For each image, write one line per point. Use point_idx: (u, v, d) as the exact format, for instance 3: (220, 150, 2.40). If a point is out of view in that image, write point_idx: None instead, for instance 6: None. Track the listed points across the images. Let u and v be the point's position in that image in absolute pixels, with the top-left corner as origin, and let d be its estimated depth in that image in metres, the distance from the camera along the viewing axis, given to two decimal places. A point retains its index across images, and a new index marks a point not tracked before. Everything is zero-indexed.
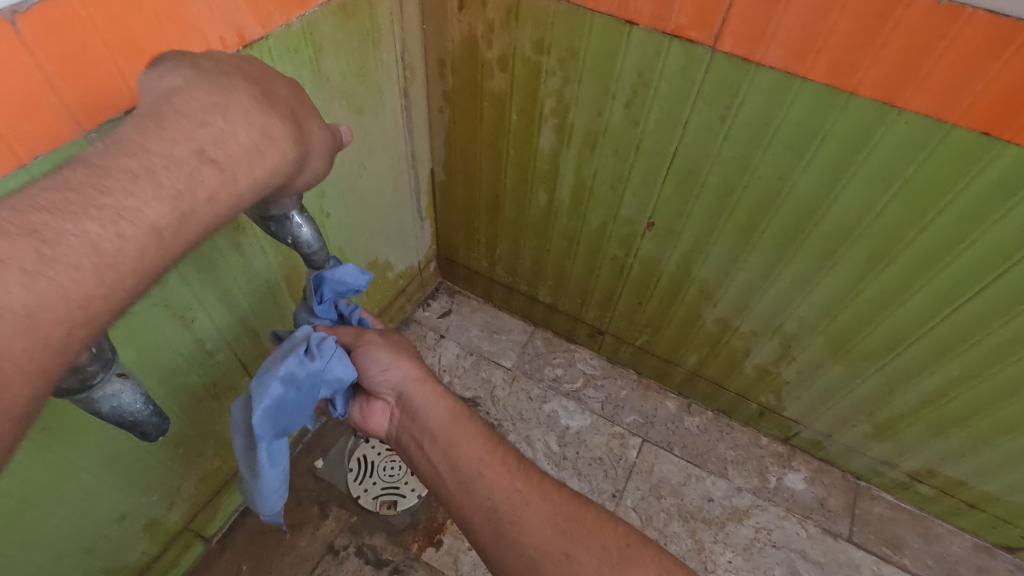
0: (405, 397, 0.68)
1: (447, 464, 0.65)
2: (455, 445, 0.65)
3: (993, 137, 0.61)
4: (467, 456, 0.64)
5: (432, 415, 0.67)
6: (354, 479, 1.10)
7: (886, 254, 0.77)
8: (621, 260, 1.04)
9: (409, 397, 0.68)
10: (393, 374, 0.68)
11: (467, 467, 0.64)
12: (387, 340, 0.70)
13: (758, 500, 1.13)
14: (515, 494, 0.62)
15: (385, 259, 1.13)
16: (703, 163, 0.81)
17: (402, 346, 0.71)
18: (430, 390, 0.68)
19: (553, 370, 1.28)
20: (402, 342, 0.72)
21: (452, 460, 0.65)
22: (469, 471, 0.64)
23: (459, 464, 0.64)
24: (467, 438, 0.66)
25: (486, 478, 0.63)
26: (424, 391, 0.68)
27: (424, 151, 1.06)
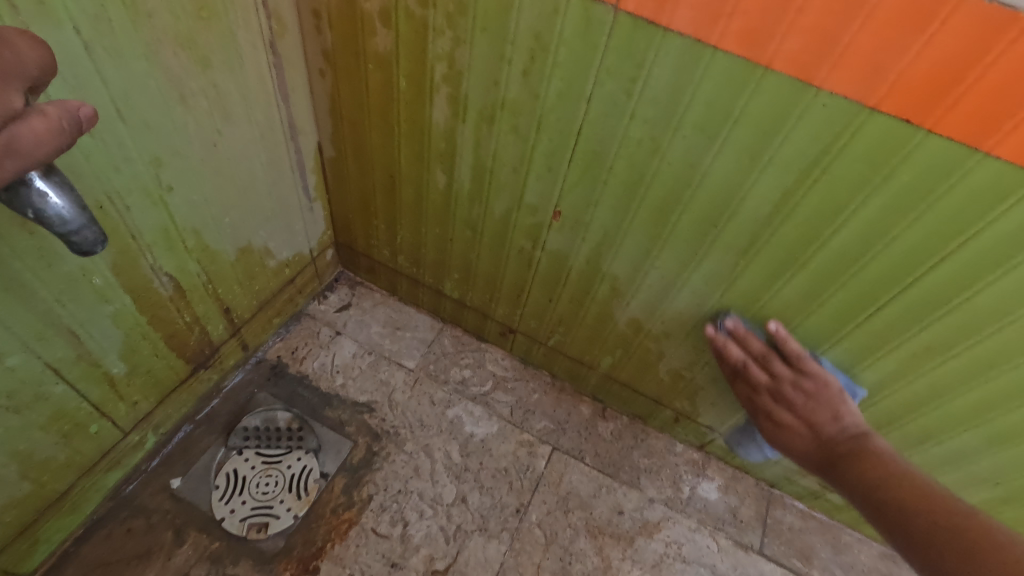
0: (823, 430, 0.78)
1: (845, 479, 0.73)
2: (860, 458, 0.74)
3: (914, 126, 0.54)
4: (883, 447, 0.74)
5: (833, 447, 0.77)
6: (220, 498, 0.96)
7: (800, 254, 0.70)
8: (528, 252, 0.94)
9: (803, 444, 0.80)
10: (838, 398, 0.77)
11: (870, 474, 0.71)
12: (809, 386, 0.78)
13: (670, 512, 1.07)
14: (882, 445, 0.74)
15: (262, 245, 0.98)
16: (610, 145, 0.71)
17: (806, 376, 0.78)
18: (851, 402, 0.77)
19: (460, 372, 1.17)
20: (810, 377, 0.78)
21: (863, 470, 0.72)
22: (835, 479, 0.75)
23: (882, 504, 0.68)
24: (883, 448, 0.74)
25: (924, 482, 0.68)
26: (843, 404, 0.77)
27: (307, 121, 0.92)
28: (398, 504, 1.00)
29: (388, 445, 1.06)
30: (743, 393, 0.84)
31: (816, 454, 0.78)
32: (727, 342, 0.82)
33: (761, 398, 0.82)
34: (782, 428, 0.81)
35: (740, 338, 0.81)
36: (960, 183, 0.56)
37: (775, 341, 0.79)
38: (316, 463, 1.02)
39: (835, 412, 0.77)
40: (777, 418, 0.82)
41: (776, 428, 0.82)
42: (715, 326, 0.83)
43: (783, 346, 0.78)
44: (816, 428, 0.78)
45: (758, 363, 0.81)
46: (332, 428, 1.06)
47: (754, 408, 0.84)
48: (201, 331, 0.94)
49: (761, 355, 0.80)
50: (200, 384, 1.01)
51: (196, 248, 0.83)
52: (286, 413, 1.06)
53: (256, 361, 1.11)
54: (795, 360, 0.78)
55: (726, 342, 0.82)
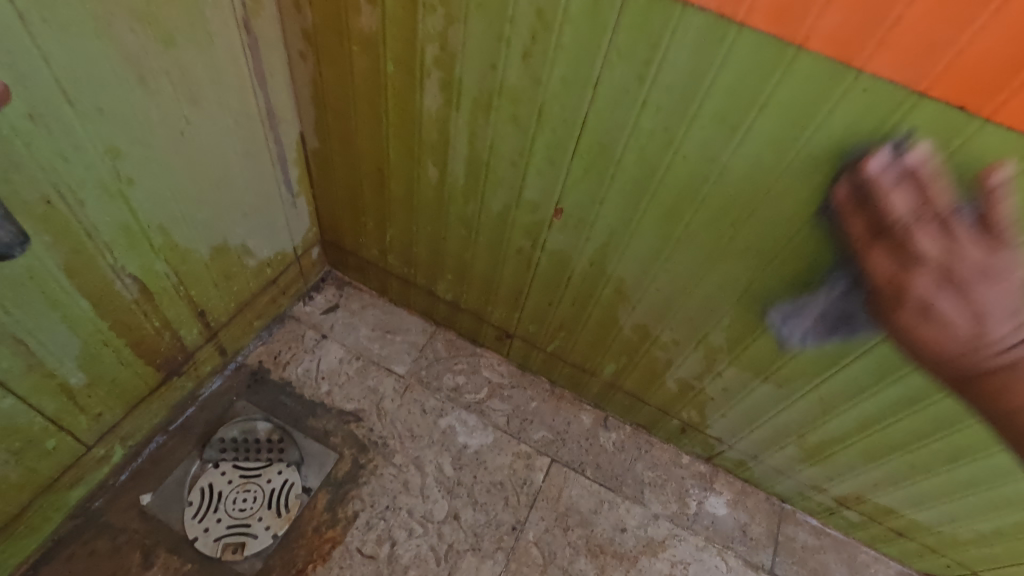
0: (977, 350, 0.50)
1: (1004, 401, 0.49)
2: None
3: (969, 114, 0.48)
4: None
5: (984, 353, 0.50)
6: (193, 515, 0.89)
7: (828, 259, 0.64)
8: (527, 253, 0.87)
9: (955, 343, 0.52)
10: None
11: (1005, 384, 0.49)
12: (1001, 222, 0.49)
13: (676, 529, 1.00)
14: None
15: (240, 243, 0.90)
16: (618, 137, 0.64)
17: (995, 259, 0.48)
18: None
19: (454, 378, 1.10)
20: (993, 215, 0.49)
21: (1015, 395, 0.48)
22: (1005, 411, 0.49)
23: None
24: None
25: None
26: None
27: (287, 109, 0.84)
28: (385, 522, 0.94)
29: (377, 458, 0.99)
30: (880, 276, 0.56)
31: (965, 360, 0.51)
32: (892, 187, 0.52)
33: (918, 278, 0.52)
34: (934, 319, 0.53)
35: (901, 188, 0.52)
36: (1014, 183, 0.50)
37: (913, 182, 0.52)
38: (299, 478, 0.95)
39: (1019, 306, 0.48)
40: (932, 310, 0.52)
41: (920, 334, 0.55)
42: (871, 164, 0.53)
43: (981, 205, 0.50)
44: (982, 318, 0.50)
45: (930, 224, 0.51)
46: (316, 439, 0.99)
47: (882, 290, 0.57)
48: (172, 337, 0.87)
49: (922, 203, 0.51)
50: (173, 392, 0.94)
51: (164, 248, 0.76)
52: (266, 423, 0.99)
53: (235, 367, 1.04)
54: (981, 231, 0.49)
55: (889, 189, 0.52)
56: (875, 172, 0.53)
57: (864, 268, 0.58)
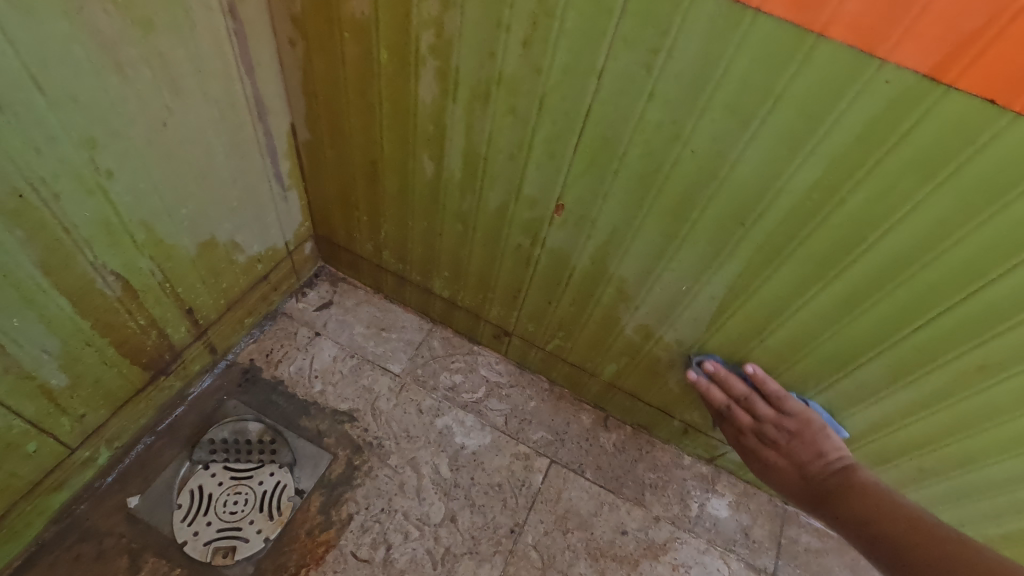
0: (809, 465, 0.79)
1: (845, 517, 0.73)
2: (852, 495, 0.74)
3: (999, 108, 0.44)
4: (871, 479, 0.75)
5: (816, 465, 0.79)
6: (182, 518, 0.87)
7: (842, 258, 0.61)
8: (526, 250, 0.84)
9: (793, 480, 0.81)
10: (822, 439, 0.78)
11: (851, 520, 0.72)
12: (791, 425, 0.78)
13: (677, 531, 0.98)
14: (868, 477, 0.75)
15: (228, 238, 0.87)
16: (623, 130, 0.61)
17: (783, 418, 0.79)
18: (836, 441, 0.78)
19: (450, 377, 1.08)
20: (791, 417, 0.78)
21: (860, 505, 0.72)
22: (856, 522, 0.71)
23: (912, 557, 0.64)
24: (870, 480, 0.75)
25: (923, 515, 0.68)
26: (826, 443, 0.78)
27: (276, 100, 0.81)
28: (380, 525, 0.91)
29: (371, 459, 0.97)
30: (729, 433, 0.85)
31: (800, 502, 0.80)
32: (725, 379, 0.80)
33: (767, 453, 0.82)
34: (766, 469, 0.83)
35: (732, 378, 0.80)
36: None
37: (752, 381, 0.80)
38: (291, 479, 0.92)
39: (825, 450, 0.78)
40: (767, 465, 0.82)
41: (762, 433, 0.82)
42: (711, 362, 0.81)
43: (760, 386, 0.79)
44: (802, 468, 0.80)
45: (740, 407, 0.82)
46: (309, 440, 0.97)
47: (738, 446, 0.85)
48: (159, 335, 0.84)
49: (750, 396, 0.80)
50: (162, 392, 0.91)
51: (147, 243, 0.73)
52: (257, 423, 0.96)
53: (226, 365, 1.02)
54: (772, 401, 0.79)
55: (730, 379, 0.80)
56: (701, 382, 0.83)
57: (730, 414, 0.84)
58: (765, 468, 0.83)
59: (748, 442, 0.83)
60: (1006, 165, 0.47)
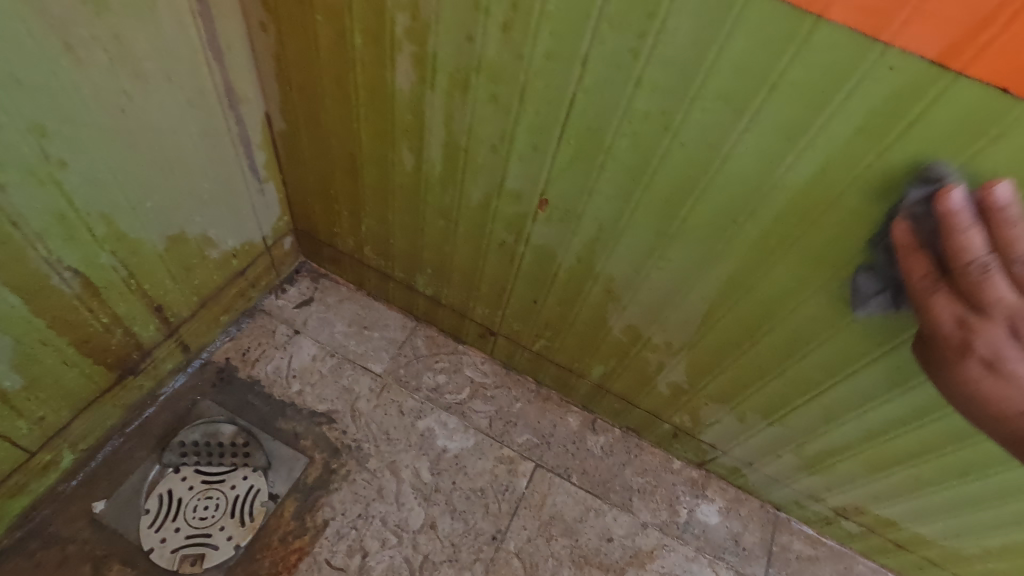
0: None
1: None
2: None
3: (1012, 97, 0.41)
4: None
5: None
6: (149, 524, 0.83)
7: (838, 258, 0.58)
8: (510, 246, 0.80)
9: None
10: None
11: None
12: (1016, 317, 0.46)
13: (665, 538, 0.96)
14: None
15: (200, 232, 0.83)
16: (609, 121, 0.58)
17: None
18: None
19: (434, 377, 1.04)
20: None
21: None
22: None
23: None
24: None
25: None
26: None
27: (249, 86, 0.77)
28: (357, 531, 0.88)
29: (349, 463, 0.93)
30: (940, 314, 0.49)
31: (1012, 421, 0.49)
32: (967, 227, 0.45)
33: (978, 338, 0.47)
34: (998, 375, 0.48)
35: (976, 230, 0.45)
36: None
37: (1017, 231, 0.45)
38: (265, 484, 0.89)
39: None
40: (999, 364, 0.47)
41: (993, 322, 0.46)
42: (943, 204, 0.46)
43: None
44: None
45: (998, 278, 0.45)
46: (285, 443, 0.93)
47: (940, 340, 0.50)
48: (125, 334, 0.80)
49: (1003, 250, 0.45)
50: (130, 392, 0.88)
51: (109, 238, 0.69)
52: (230, 425, 0.93)
53: (200, 364, 0.98)
54: None
55: (967, 226, 0.45)
56: (904, 234, 0.50)
57: (920, 314, 0.51)
58: (991, 364, 0.48)
59: (985, 329, 0.46)
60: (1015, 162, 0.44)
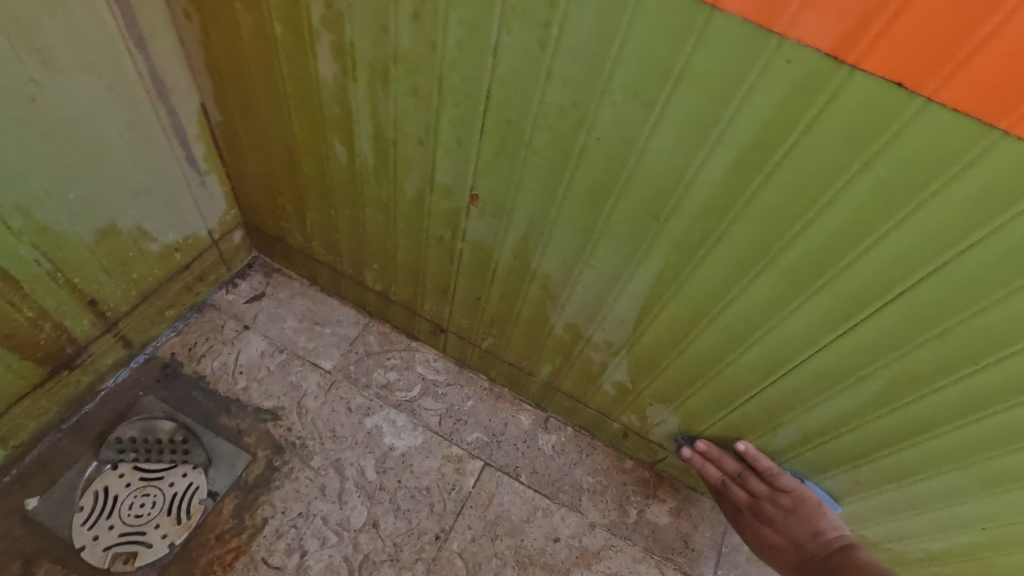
0: (807, 543, 0.80)
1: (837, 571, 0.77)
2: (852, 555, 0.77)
3: (909, 93, 0.40)
4: (866, 559, 0.76)
5: (813, 552, 0.80)
6: (82, 522, 0.82)
7: (760, 257, 0.56)
8: (448, 243, 0.79)
9: (792, 558, 0.81)
10: (823, 514, 0.79)
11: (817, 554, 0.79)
12: (787, 502, 0.80)
13: (612, 539, 0.94)
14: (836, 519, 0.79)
15: (135, 226, 0.82)
16: (526, 114, 0.56)
17: (799, 502, 0.79)
18: (833, 520, 0.79)
19: (385, 374, 1.03)
20: (787, 493, 0.80)
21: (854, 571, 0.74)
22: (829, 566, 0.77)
23: None
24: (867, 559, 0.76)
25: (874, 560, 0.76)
26: (822, 520, 0.79)
27: (179, 76, 0.75)
28: (296, 530, 0.87)
29: (293, 460, 0.92)
30: (739, 497, 0.84)
31: (792, 560, 0.81)
32: (706, 463, 0.85)
33: (746, 516, 0.85)
34: (770, 548, 0.83)
35: (730, 458, 0.83)
36: (957, 181, 0.43)
37: (745, 458, 0.81)
38: (204, 481, 0.88)
39: (817, 530, 0.79)
40: (765, 540, 0.83)
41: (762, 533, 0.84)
42: (740, 446, 0.80)
43: (771, 471, 0.80)
44: (798, 544, 0.81)
45: (748, 475, 0.82)
46: (227, 439, 0.92)
47: (740, 508, 0.85)
48: (54, 328, 0.79)
49: (745, 471, 0.82)
50: (67, 387, 0.86)
51: (25, 229, 0.68)
52: (169, 422, 0.91)
53: (145, 359, 0.96)
54: (767, 480, 0.81)
55: (725, 458, 0.83)
56: (710, 446, 0.83)
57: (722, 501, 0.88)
58: (789, 511, 0.80)
59: (747, 521, 0.85)
60: (919, 160, 0.43)
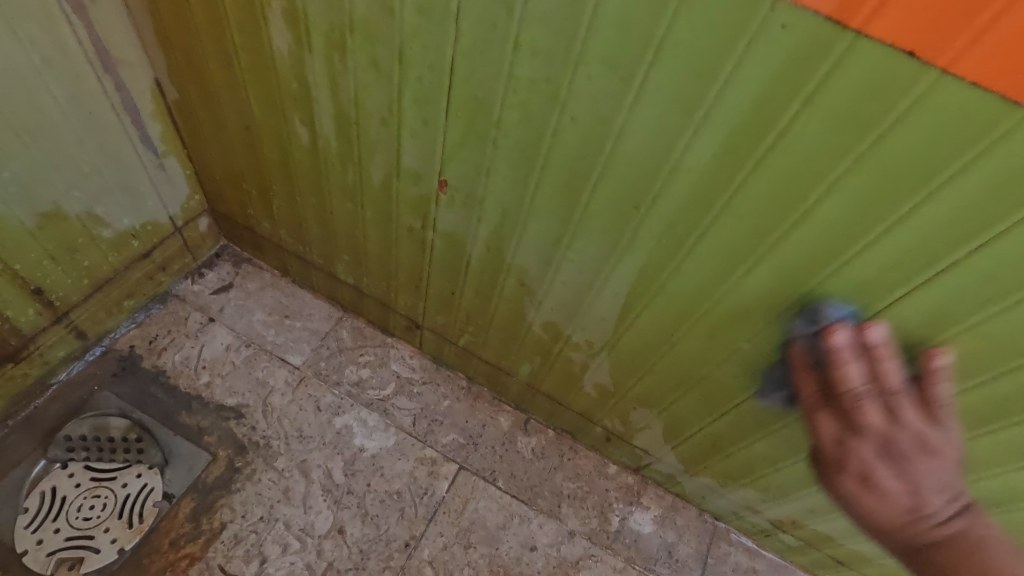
0: (921, 512, 0.49)
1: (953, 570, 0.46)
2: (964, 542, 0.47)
3: (922, 63, 0.34)
4: (993, 536, 0.48)
5: (921, 525, 0.49)
6: (25, 525, 0.77)
7: (750, 253, 0.51)
8: (419, 232, 0.73)
9: (890, 516, 0.50)
10: (956, 468, 0.49)
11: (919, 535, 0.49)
12: (938, 444, 0.47)
13: (593, 548, 0.90)
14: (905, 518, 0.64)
15: (84, 210, 0.76)
16: (493, 91, 0.51)
17: (936, 437, 0.47)
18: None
19: (357, 371, 0.98)
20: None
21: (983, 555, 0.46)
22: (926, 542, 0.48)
23: None
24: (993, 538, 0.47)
25: (992, 537, 0.47)
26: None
27: (128, 48, 0.69)
28: (257, 535, 0.82)
29: (256, 461, 0.87)
30: (807, 397, 0.53)
31: (900, 533, 0.50)
32: (853, 360, 0.48)
33: (860, 448, 0.49)
34: (873, 492, 0.50)
35: (858, 364, 0.49)
36: (972, 169, 0.38)
37: (869, 354, 0.49)
38: (159, 482, 0.83)
39: (947, 481, 0.48)
40: (873, 483, 0.49)
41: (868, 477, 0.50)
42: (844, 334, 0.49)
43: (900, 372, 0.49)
44: (918, 495, 0.48)
45: (876, 401, 0.48)
46: (186, 439, 0.87)
47: (822, 454, 0.53)
48: None
49: (874, 378, 0.48)
50: (12, 382, 0.81)
51: None
52: (123, 419, 0.86)
53: (101, 352, 0.91)
54: (921, 409, 0.48)
55: (848, 360, 0.49)
56: (799, 353, 0.54)
57: (809, 433, 0.54)
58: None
59: (863, 443, 0.49)
60: (929, 145, 0.38)
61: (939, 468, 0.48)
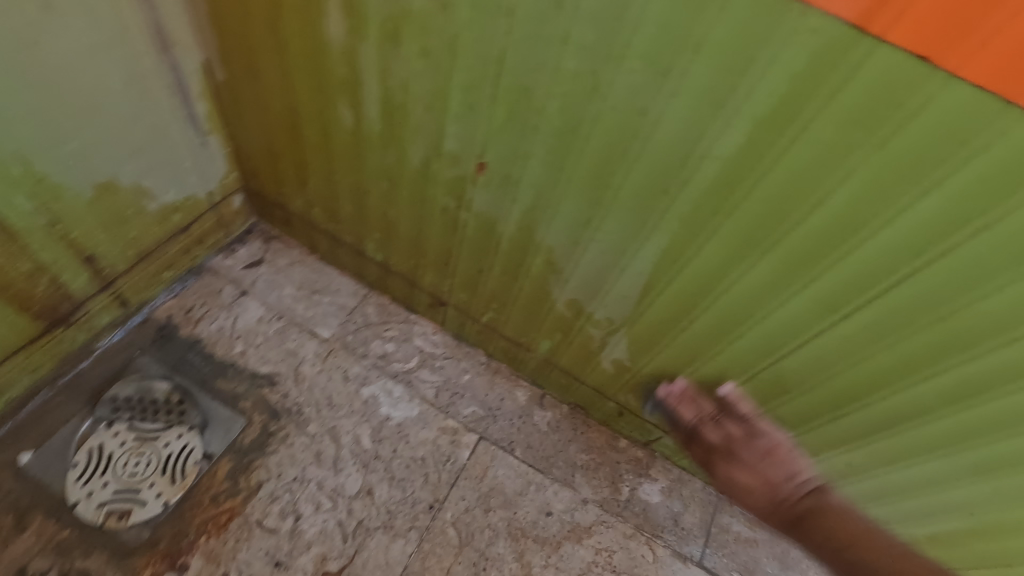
0: (781, 487, 0.74)
1: (818, 537, 0.70)
2: (817, 516, 0.72)
3: (931, 67, 0.39)
4: (834, 503, 0.74)
5: (785, 498, 0.74)
6: (76, 479, 0.82)
7: (767, 237, 0.56)
8: (452, 212, 0.78)
9: (763, 497, 0.75)
10: (792, 459, 0.76)
11: (816, 531, 0.71)
12: (765, 444, 0.76)
13: (604, 515, 0.95)
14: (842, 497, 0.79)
15: (134, 183, 0.81)
16: (537, 80, 0.55)
17: (772, 445, 0.76)
18: (803, 463, 0.77)
19: (382, 345, 1.02)
20: (763, 430, 0.77)
21: (835, 525, 0.71)
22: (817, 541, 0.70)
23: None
24: (834, 504, 0.74)
25: (863, 526, 0.72)
26: (796, 462, 0.76)
27: (182, 29, 0.73)
28: (291, 495, 0.88)
29: (288, 426, 0.92)
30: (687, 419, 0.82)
31: (778, 508, 0.74)
32: (680, 401, 0.82)
33: (717, 464, 0.77)
34: (738, 484, 0.76)
35: (683, 403, 0.82)
36: (974, 161, 0.42)
37: (727, 402, 0.77)
38: (199, 443, 0.88)
39: (790, 472, 0.75)
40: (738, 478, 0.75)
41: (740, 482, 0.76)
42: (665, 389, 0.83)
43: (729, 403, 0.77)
44: (772, 486, 0.74)
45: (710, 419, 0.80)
46: (223, 403, 0.92)
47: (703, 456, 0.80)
48: (50, 283, 0.78)
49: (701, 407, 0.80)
50: (61, 345, 0.86)
51: (25, 179, 0.67)
52: (164, 383, 0.91)
53: (140, 321, 0.96)
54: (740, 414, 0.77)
55: (681, 403, 0.82)
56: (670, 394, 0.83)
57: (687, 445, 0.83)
58: (767, 452, 0.76)
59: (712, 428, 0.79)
60: (935, 140, 0.42)
61: (784, 466, 0.75)
